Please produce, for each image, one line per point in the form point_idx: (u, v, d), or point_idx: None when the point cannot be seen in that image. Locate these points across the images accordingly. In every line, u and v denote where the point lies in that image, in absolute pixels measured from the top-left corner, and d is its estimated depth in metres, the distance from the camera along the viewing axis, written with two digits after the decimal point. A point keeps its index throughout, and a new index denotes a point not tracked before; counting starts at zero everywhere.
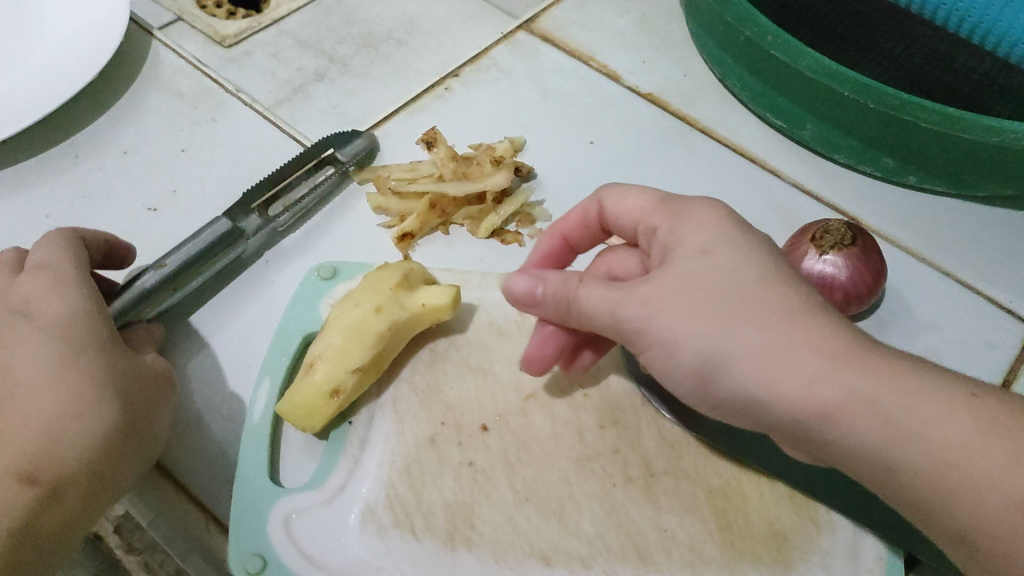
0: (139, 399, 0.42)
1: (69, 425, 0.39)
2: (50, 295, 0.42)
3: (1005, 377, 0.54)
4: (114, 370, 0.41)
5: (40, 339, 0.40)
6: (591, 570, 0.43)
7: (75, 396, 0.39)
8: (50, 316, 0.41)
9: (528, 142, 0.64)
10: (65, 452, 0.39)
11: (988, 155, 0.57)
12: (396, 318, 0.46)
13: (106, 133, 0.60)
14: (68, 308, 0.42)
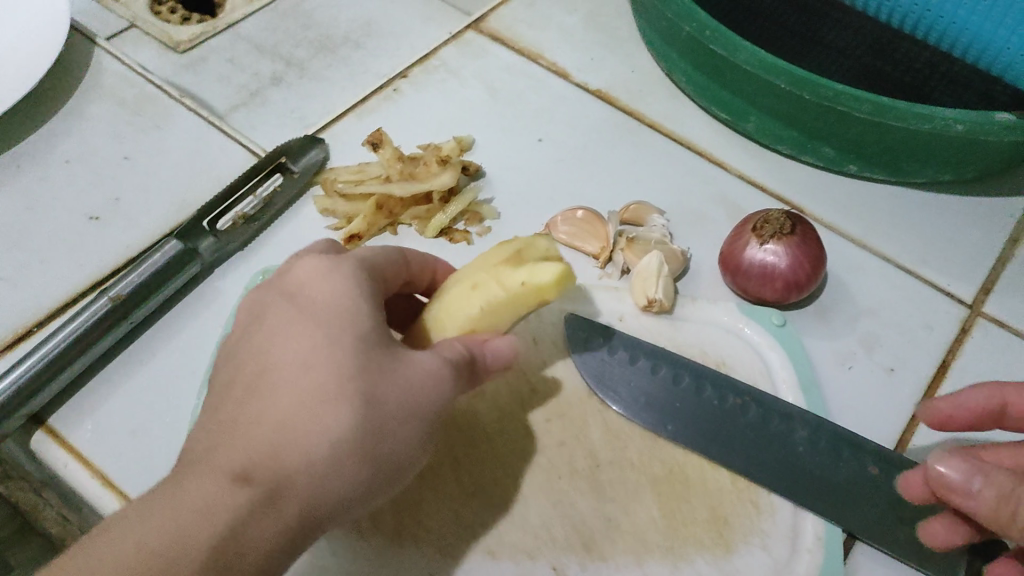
0: (391, 399, 0.37)
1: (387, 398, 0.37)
2: (322, 280, 0.39)
3: (942, 359, 0.56)
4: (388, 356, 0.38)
5: (309, 329, 0.38)
6: (537, 562, 0.44)
7: (334, 394, 0.36)
8: (317, 303, 0.39)
9: (476, 141, 0.65)
10: (294, 453, 0.35)
11: (921, 141, 0.58)
12: (485, 301, 0.43)
13: (48, 143, 0.60)
14: (337, 293, 0.39)
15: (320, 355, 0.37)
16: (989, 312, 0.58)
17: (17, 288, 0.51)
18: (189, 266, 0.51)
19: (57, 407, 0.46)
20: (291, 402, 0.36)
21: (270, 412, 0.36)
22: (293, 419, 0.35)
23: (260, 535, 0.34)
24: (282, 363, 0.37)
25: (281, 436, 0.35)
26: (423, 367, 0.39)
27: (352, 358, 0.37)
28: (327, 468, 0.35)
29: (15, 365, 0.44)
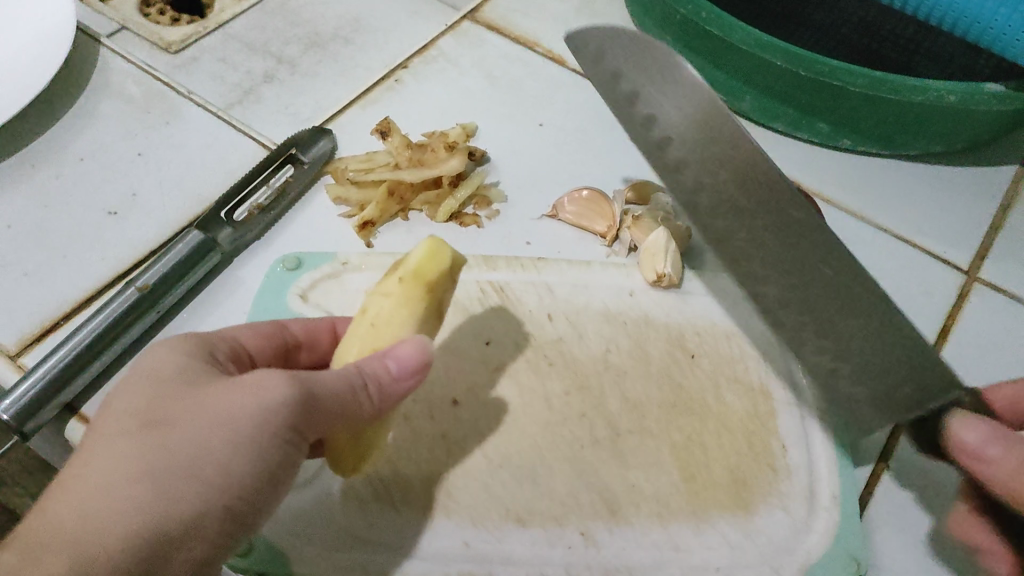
0: (182, 437, 0.33)
1: (223, 479, 0.34)
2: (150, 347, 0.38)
3: (942, 323, 0.58)
4: (191, 390, 0.35)
5: (119, 385, 0.36)
6: (566, 528, 0.45)
7: (119, 436, 0.33)
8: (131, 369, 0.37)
9: (480, 127, 0.66)
10: (67, 502, 0.32)
11: (915, 112, 0.60)
12: (376, 319, 0.39)
13: (61, 141, 0.61)
14: (168, 351, 0.37)
15: (124, 403, 0.34)
16: (985, 277, 0.60)
17: (41, 283, 0.52)
18: (209, 257, 0.52)
19: (89, 396, 0.47)
20: (86, 448, 0.33)
21: (99, 496, 0.32)
22: (80, 470, 0.33)
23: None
24: (124, 446, 0.33)
25: (61, 491, 0.32)
26: (230, 390, 0.34)
27: (198, 428, 0.33)
28: (100, 508, 0.32)
29: (48, 357, 0.45)
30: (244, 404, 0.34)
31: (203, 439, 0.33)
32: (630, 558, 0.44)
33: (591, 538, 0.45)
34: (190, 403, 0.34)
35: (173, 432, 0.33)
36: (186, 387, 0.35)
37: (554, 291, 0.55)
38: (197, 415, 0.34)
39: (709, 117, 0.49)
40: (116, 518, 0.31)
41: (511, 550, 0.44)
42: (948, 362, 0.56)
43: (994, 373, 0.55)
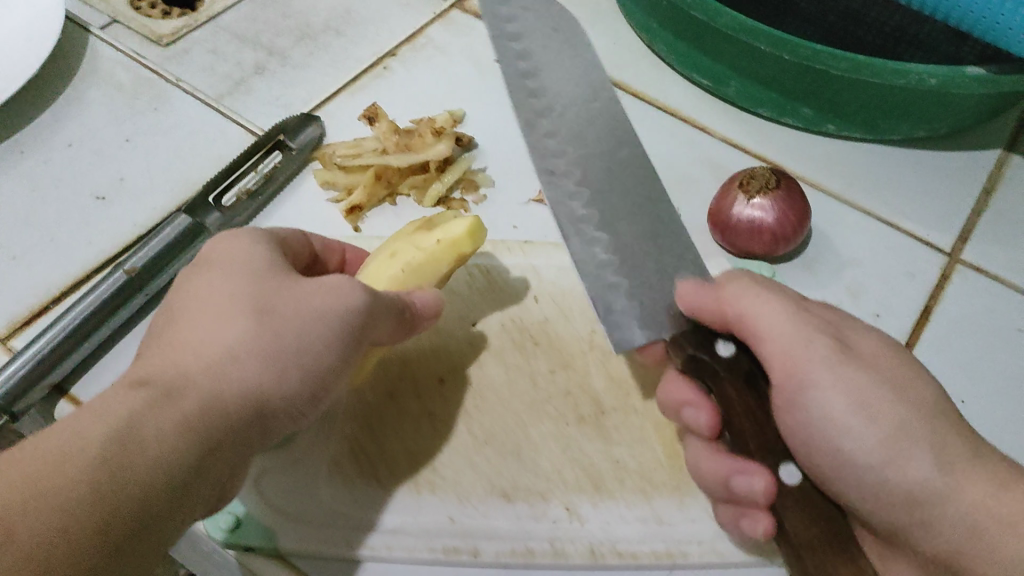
0: (286, 318, 0.37)
1: (305, 359, 0.37)
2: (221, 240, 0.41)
3: (925, 303, 0.58)
4: (285, 282, 0.39)
5: (207, 272, 0.39)
6: (551, 502, 0.46)
7: (231, 309, 0.36)
8: (213, 259, 0.40)
9: (467, 114, 0.67)
10: (193, 358, 0.35)
11: (896, 95, 0.60)
12: (410, 263, 0.45)
13: (51, 128, 0.61)
14: (248, 245, 0.40)
15: (222, 285, 0.38)
16: (968, 259, 0.61)
17: (31, 267, 0.52)
18: (197, 241, 0.52)
19: (79, 377, 0.48)
20: (195, 321, 0.36)
21: (202, 350, 0.35)
22: (196, 336, 0.36)
23: (157, 428, 0.32)
24: (218, 314, 0.36)
25: (181, 347, 0.35)
26: (317, 288, 0.39)
27: (283, 308, 0.37)
28: (204, 359, 0.35)
29: (37, 338, 0.46)
30: (322, 299, 0.38)
31: (302, 323, 0.37)
32: (614, 532, 0.45)
33: (575, 512, 0.45)
34: (285, 291, 0.38)
35: (265, 310, 0.37)
36: (276, 278, 0.39)
37: (539, 272, 0.55)
38: (295, 302, 0.38)
39: (582, 130, 0.49)
40: (243, 375, 0.35)
41: (496, 525, 0.45)
42: (930, 341, 0.56)
43: (976, 353, 0.56)
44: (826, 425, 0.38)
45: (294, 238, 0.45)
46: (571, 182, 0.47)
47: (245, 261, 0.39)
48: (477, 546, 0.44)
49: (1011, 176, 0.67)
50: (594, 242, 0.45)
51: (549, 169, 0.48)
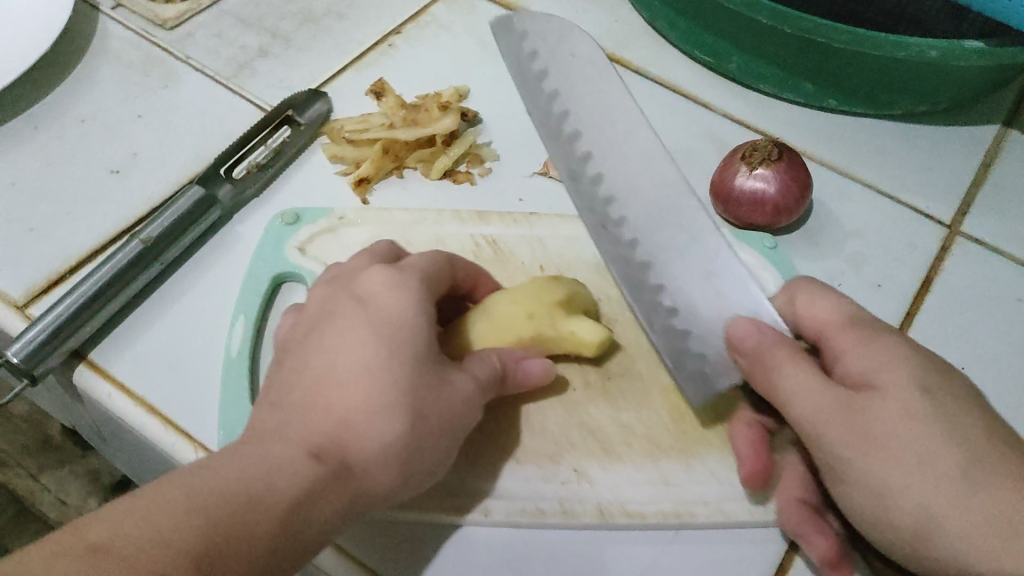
0: (436, 414, 0.39)
1: (444, 449, 0.40)
2: (387, 291, 0.41)
3: (925, 274, 0.59)
4: (438, 364, 0.40)
5: (363, 331, 0.40)
6: (560, 465, 0.47)
7: (392, 399, 0.38)
8: (383, 313, 0.41)
9: (472, 91, 0.67)
10: (358, 441, 0.37)
11: (897, 68, 0.61)
12: (562, 335, 0.47)
13: (63, 104, 0.62)
14: (407, 308, 0.41)
15: (380, 363, 0.38)
16: (967, 231, 0.62)
17: (47, 238, 0.53)
18: (209, 212, 0.53)
19: (96, 343, 0.49)
20: (359, 394, 0.38)
21: (359, 438, 0.37)
22: (354, 417, 0.37)
23: (322, 511, 0.36)
24: (370, 395, 0.38)
25: (342, 423, 0.37)
26: (460, 388, 0.40)
27: (434, 401, 0.39)
28: (362, 446, 0.37)
29: (56, 304, 0.47)
30: (461, 402, 0.40)
31: (448, 417, 0.39)
32: (622, 494, 0.46)
33: (583, 474, 0.46)
34: (440, 381, 0.40)
35: (422, 405, 0.38)
36: (434, 359, 0.40)
37: (546, 243, 0.56)
38: (445, 393, 0.39)
39: (620, 156, 0.54)
40: (390, 471, 0.37)
41: (507, 486, 0.46)
42: (930, 311, 0.57)
43: (975, 321, 0.57)
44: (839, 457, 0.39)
45: (438, 271, 0.45)
46: (615, 215, 0.52)
47: (397, 325, 0.40)
48: (488, 506, 0.45)
49: (1011, 149, 0.68)
50: (632, 244, 0.50)
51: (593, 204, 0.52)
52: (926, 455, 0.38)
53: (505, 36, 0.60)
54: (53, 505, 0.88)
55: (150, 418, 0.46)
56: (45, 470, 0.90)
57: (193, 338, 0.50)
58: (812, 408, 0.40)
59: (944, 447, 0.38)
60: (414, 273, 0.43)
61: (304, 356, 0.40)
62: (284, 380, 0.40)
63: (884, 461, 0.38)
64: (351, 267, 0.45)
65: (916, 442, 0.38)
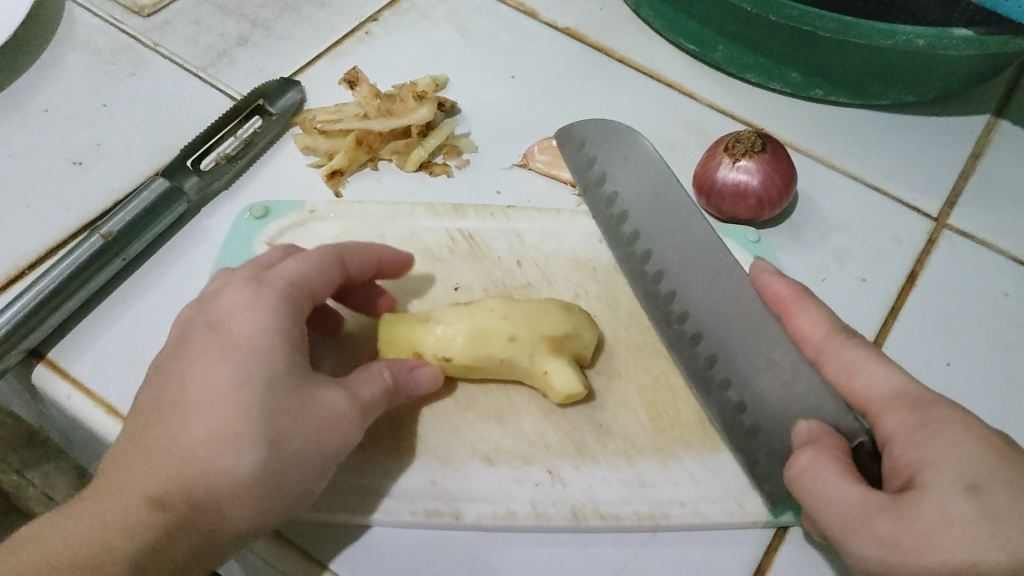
0: (298, 443, 0.36)
1: (314, 469, 0.37)
2: (242, 313, 0.38)
3: (912, 268, 0.58)
4: (301, 384, 0.37)
5: (215, 356, 0.37)
6: (533, 466, 0.45)
7: (244, 429, 0.35)
8: (237, 337, 0.38)
9: (451, 80, 0.66)
10: (212, 481, 0.35)
11: (883, 57, 0.60)
12: (533, 362, 0.45)
13: (26, 93, 0.60)
14: (258, 328, 0.38)
15: (217, 387, 0.36)
16: (955, 224, 0.61)
17: (6, 232, 0.52)
18: (175, 206, 0.52)
19: (56, 341, 0.47)
20: (207, 429, 0.35)
21: (210, 470, 0.35)
22: (201, 455, 0.35)
23: (167, 561, 0.34)
24: (219, 424, 0.35)
25: (183, 453, 0.35)
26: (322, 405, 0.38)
27: (292, 420, 0.36)
28: (212, 478, 0.35)
29: (12, 301, 0.45)
30: (324, 420, 0.37)
31: (311, 442, 0.37)
32: (597, 495, 0.44)
33: (557, 475, 0.45)
34: (302, 398, 0.37)
35: (276, 426, 0.36)
36: (295, 379, 0.37)
37: (523, 238, 0.55)
38: (308, 417, 0.37)
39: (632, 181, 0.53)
40: (253, 507, 0.35)
41: (478, 488, 0.44)
42: (915, 306, 0.56)
43: (961, 316, 0.56)
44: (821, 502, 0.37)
45: (312, 281, 0.41)
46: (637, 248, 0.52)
47: (250, 343, 0.37)
48: (458, 509, 0.43)
49: (1000, 140, 0.66)
50: (645, 257, 0.51)
51: (620, 237, 0.53)
52: (941, 519, 0.34)
53: (567, 149, 0.58)
54: (38, 501, 0.86)
55: (110, 418, 0.45)
56: (29, 466, 0.86)
57: (156, 335, 0.48)
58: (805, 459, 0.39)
59: (958, 507, 0.34)
60: (273, 283, 0.40)
61: (170, 380, 0.38)
62: (152, 408, 0.38)
63: (891, 528, 0.34)
64: (229, 279, 0.42)
65: (927, 506, 0.34)
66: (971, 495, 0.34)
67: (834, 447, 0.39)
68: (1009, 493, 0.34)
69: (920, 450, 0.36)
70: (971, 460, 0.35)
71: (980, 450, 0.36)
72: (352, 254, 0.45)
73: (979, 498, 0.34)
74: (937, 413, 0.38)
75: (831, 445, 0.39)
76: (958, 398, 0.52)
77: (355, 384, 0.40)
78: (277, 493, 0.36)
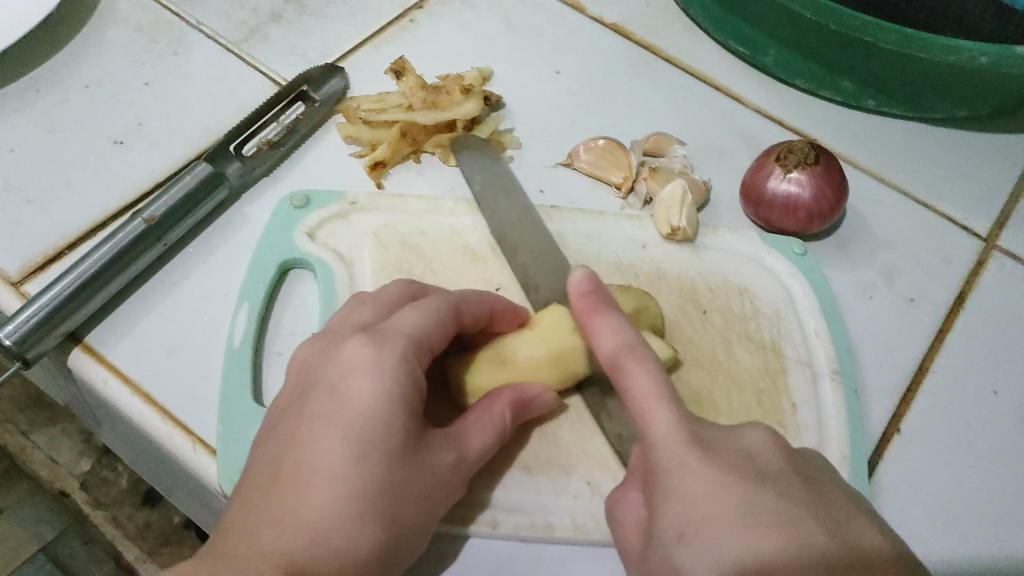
0: (410, 508, 0.37)
1: (419, 532, 0.38)
2: (361, 377, 0.38)
3: (960, 289, 0.57)
4: (413, 450, 0.38)
5: (332, 430, 0.37)
6: (573, 477, 0.45)
7: (370, 506, 0.36)
8: (355, 407, 0.37)
9: (494, 73, 0.65)
10: (339, 551, 0.35)
11: (944, 70, 0.58)
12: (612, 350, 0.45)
13: (65, 68, 0.59)
14: (380, 399, 0.37)
15: (346, 463, 0.36)
16: (1004, 246, 0.59)
17: (45, 210, 0.51)
18: (218, 192, 0.51)
19: (93, 326, 0.47)
20: (333, 509, 0.35)
21: (333, 543, 0.35)
22: (327, 532, 0.35)
23: None
24: (347, 498, 0.35)
25: (312, 528, 0.35)
26: (434, 469, 0.38)
27: (409, 489, 0.37)
28: (337, 551, 0.35)
29: (52, 283, 0.44)
30: (435, 481, 0.38)
31: (425, 505, 0.38)
32: None
33: (597, 488, 0.44)
34: (421, 465, 0.38)
35: (396, 496, 0.37)
36: (413, 445, 0.38)
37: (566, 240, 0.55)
38: (421, 484, 0.38)
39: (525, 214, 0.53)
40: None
41: (516, 497, 0.44)
42: (963, 329, 0.55)
43: (1009, 342, 0.54)
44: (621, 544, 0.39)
45: (431, 337, 0.41)
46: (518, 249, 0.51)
47: (364, 415, 0.37)
48: (496, 518, 0.43)
49: None
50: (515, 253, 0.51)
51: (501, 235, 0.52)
52: (671, 568, 0.34)
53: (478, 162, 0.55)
54: (43, 464, 0.84)
55: (147, 408, 0.44)
56: (35, 429, 0.86)
57: (194, 323, 0.48)
58: (617, 504, 0.40)
59: (680, 559, 0.34)
60: (396, 342, 0.39)
61: (284, 446, 0.38)
62: (266, 471, 0.37)
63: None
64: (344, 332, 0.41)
65: (663, 556, 0.35)
66: (687, 546, 0.34)
67: (635, 490, 0.39)
68: (724, 535, 0.33)
69: (660, 492, 0.36)
70: (704, 498, 0.34)
71: (709, 490, 0.34)
72: (468, 304, 0.43)
73: (686, 549, 0.34)
74: (657, 454, 0.36)
75: (631, 490, 0.39)
76: (1004, 427, 0.51)
77: (469, 434, 0.40)
78: (390, 556, 0.37)
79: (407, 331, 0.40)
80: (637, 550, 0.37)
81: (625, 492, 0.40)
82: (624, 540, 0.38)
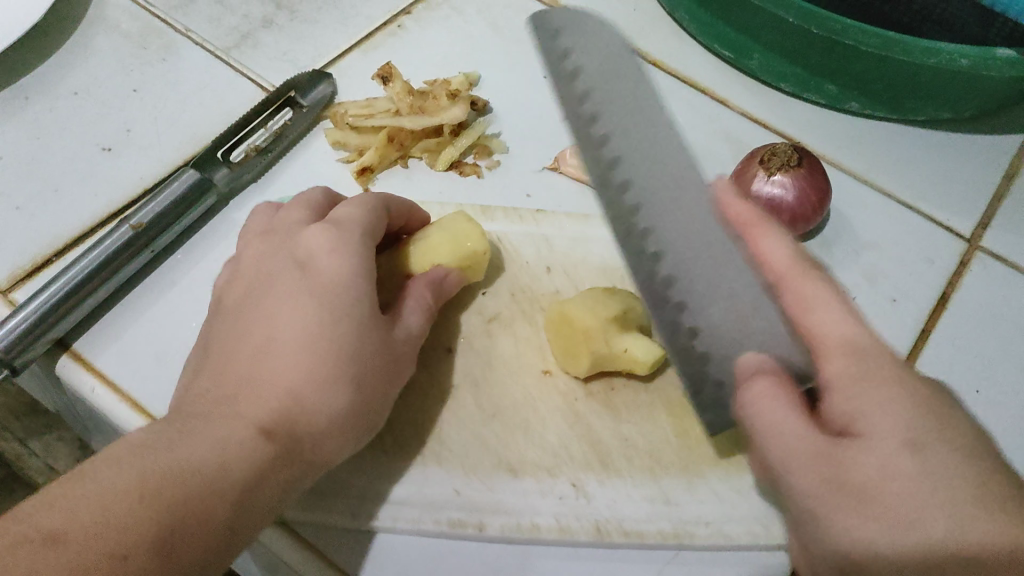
0: (370, 376, 0.41)
1: (380, 400, 0.42)
2: (326, 256, 0.43)
3: (943, 290, 0.57)
4: (370, 326, 0.41)
5: (299, 297, 0.42)
6: (558, 479, 0.45)
7: (332, 369, 0.39)
8: (320, 279, 0.42)
9: (482, 78, 0.65)
10: (308, 418, 0.38)
11: (925, 73, 0.59)
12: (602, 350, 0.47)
13: (54, 75, 0.59)
14: (341, 274, 0.42)
15: (306, 322, 0.40)
16: (987, 246, 0.60)
17: (34, 217, 0.51)
18: (205, 198, 0.51)
19: (81, 332, 0.47)
20: (300, 369, 0.39)
21: (298, 391, 0.39)
22: (293, 382, 0.39)
23: (264, 483, 0.37)
24: (310, 352, 0.39)
25: (280, 380, 0.39)
26: (382, 341, 0.42)
27: (367, 356, 0.41)
28: (304, 403, 0.38)
29: (40, 290, 0.45)
30: (388, 355, 0.42)
31: (382, 373, 0.42)
32: (620, 511, 0.44)
33: (582, 489, 0.45)
34: (376, 334, 0.42)
35: (354, 361, 0.40)
36: (369, 321, 0.42)
37: (552, 244, 0.55)
38: (377, 353, 0.41)
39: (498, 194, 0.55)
40: (335, 435, 0.39)
41: (502, 499, 0.44)
42: (946, 329, 0.55)
43: (991, 341, 0.55)
44: (788, 451, 0.37)
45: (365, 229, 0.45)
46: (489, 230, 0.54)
47: (323, 286, 0.42)
48: (482, 521, 0.43)
49: None
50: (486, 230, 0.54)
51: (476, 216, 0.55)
52: (903, 462, 0.35)
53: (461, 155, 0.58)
54: (40, 472, 0.85)
55: (134, 414, 0.45)
56: (31, 436, 0.85)
57: (183, 328, 0.48)
58: (777, 405, 0.38)
59: (912, 458, 0.35)
60: (351, 229, 0.45)
61: (253, 319, 0.42)
62: (237, 342, 0.42)
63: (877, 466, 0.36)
64: (292, 220, 0.47)
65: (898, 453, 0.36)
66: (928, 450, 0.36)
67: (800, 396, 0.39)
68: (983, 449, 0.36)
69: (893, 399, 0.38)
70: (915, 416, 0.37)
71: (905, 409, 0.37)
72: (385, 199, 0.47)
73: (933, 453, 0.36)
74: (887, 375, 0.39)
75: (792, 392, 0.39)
76: (986, 426, 0.51)
77: (411, 317, 0.45)
78: (354, 418, 0.40)
79: (348, 219, 0.45)
80: (836, 451, 0.36)
81: (771, 393, 0.39)
82: (796, 443, 0.37)
